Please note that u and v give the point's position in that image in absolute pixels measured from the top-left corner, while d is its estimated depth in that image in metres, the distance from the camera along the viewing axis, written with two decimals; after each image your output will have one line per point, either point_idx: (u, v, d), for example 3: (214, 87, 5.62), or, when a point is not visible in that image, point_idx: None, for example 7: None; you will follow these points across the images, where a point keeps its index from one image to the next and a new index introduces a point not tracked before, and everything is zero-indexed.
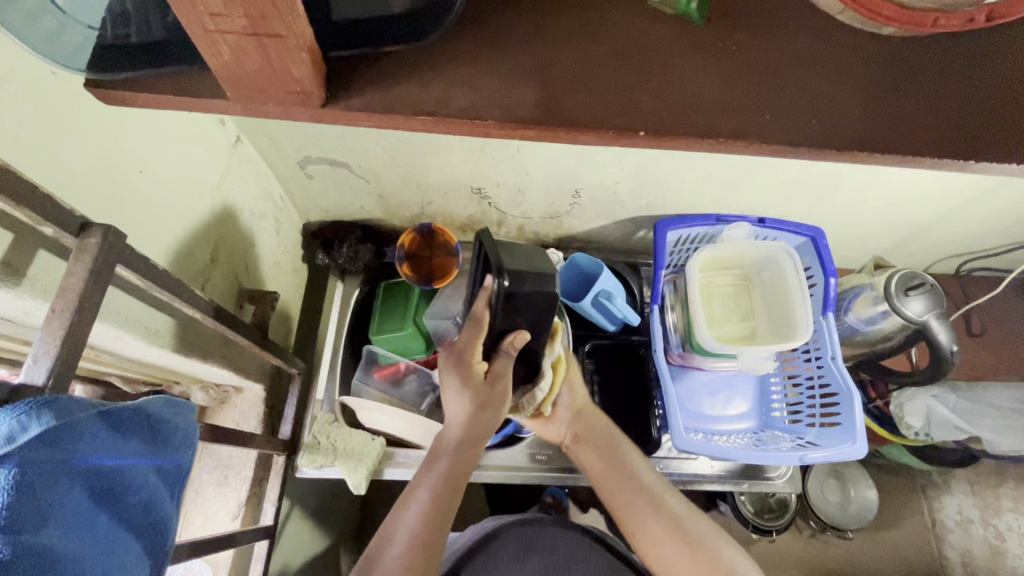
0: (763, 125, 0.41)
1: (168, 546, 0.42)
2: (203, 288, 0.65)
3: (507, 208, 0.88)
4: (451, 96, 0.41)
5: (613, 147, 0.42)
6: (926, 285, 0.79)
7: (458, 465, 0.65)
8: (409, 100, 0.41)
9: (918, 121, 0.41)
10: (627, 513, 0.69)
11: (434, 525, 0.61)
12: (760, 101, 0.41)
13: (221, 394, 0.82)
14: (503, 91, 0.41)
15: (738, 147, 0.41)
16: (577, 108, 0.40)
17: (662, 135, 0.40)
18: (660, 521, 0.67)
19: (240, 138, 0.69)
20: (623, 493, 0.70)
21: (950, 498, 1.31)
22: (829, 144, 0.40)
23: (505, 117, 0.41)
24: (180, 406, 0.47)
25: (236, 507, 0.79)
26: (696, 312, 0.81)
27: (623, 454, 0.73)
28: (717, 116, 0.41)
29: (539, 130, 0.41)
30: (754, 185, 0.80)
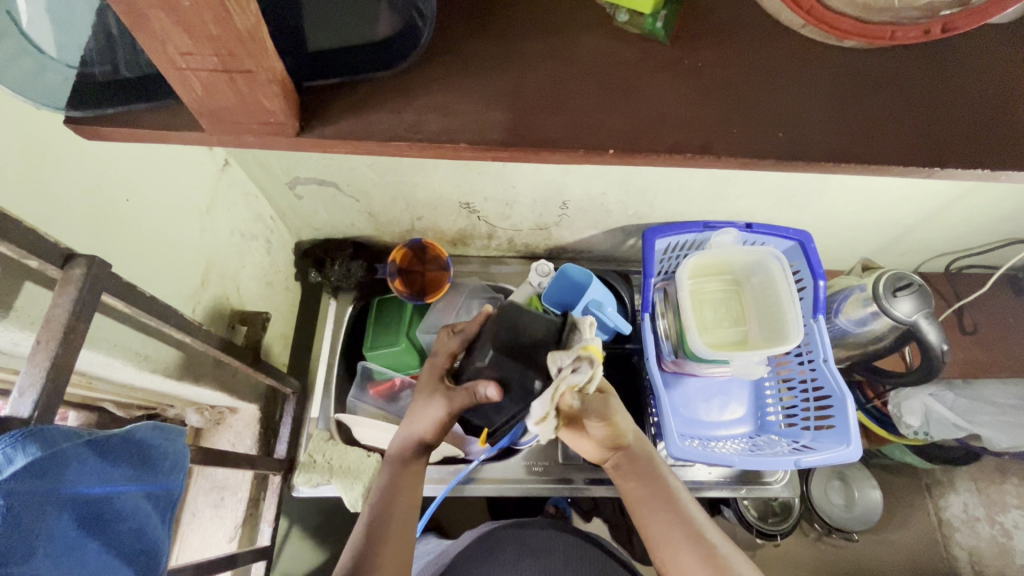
0: (730, 139, 0.41)
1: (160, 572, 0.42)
2: (194, 312, 0.66)
3: (496, 221, 0.89)
4: (423, 121, 0.42)
5: (587, 164, 0.43)
6: (914, 285, 0.80)
7: (407, 463, 0.65)
8: (382, 126, 0.42)
9: (882, 130, 0.42)
10: (660, 540, 0.61)
11: (393, 525, 0.60)
12: (727, 115, 0.42)
13: (216, 415, 0.81)
14: (474, 114, 0.42)
15: (707, 161, 0.41)
16: (547, 129, 0.41)
17: (631, 153, 0.41)
18: (699, 562, 0.58)
19: (228, 161, 0.70)
20: (664, 527, 0.61)
21: (955, 496, 1.32)
22: (799, 156, 0.41)
23: (476, 140, 0.41)
24: (170, 431, 0.47)
25: (233, 529, 0.79)
26: (687, 319, 0.81)
27: (654, 484, 0.63)
28: (684, 131, 0.41)
29: (513, 151, 0.41)
30: (738, 192, 0.81)
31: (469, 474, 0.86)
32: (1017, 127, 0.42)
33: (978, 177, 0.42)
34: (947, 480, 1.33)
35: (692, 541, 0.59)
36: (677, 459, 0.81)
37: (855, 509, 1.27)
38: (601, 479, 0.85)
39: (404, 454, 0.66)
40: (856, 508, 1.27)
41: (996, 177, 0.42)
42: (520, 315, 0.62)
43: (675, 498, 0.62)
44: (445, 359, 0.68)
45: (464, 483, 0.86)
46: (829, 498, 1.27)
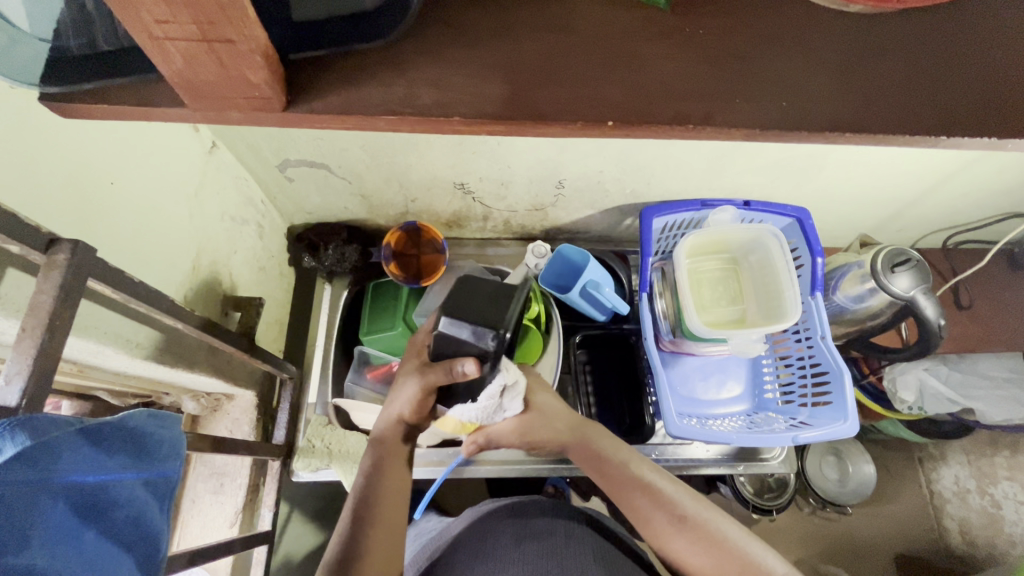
0: (734, 110, 0.40)
1: (162, 558, 0.42)
2: (186, 297, 0.64)
3: (491, 202, 0.88)
4: (415, 94, 0.40)
5: (585, 138, 0.42)
6: (912, 260, 0.80)
7: (386, 443, 0.64)
8: (373, 100, 0.40)
9: (887, 96, 0.41)
10: (639, 515, 0.66)
11: (379, 506, 0.60)
12: (730, 86, 0.41)
13: (213, 402, 0.80)
14: (468, 86, 0.41)
15: (710, 132, 0.40)
16: (544, 101, 0.40)
17: (629, 124, 0.40)
18: (674, 526, 0.63)
19: (215, 143, 0.68)
20: (637, 501, 0.66)
21: (947, 469, 1.39)
22: (801, 125, 0.40)
23: (469, 112, 0.40)
24: (166, 419, 0.46)
25: (234, 514, 0.77)
26: (685, 298, 0.82)
27: (619, 470, 0.68)
28: (687, 102, 0.40)
29: (509, 123, 0.40)
30: (735, 168, 0.80)
31: (468, 457, 0.86)
32: None
33: (981, 146, 0.41)
34: (940, 453, 1.40)
35: (664, 511, 0.64)
36: (675, 438, 0.81)
37: (848, 483, 1.32)
38: None
39: (387, 438, 0.64)
40: (849, 482, 1.32)
41: (1001, 145, 0.41)
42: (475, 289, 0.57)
43: (640, 474, 0.67)
44: (425, 337, 0.65)
45: (464, 465, 0.86)
46: (824, 473, 1.32)
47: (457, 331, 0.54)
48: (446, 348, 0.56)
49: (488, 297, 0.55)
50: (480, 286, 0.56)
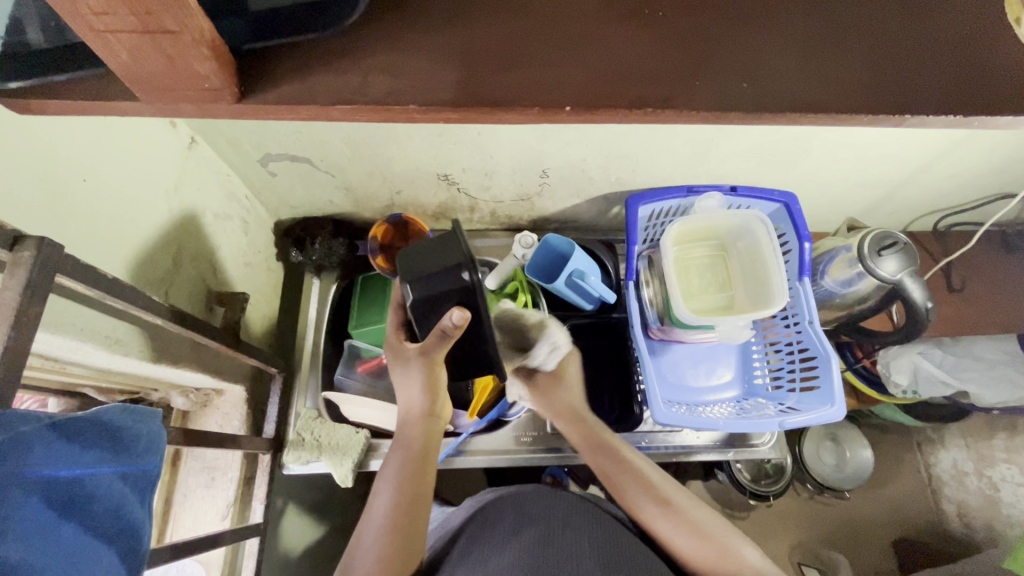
0: (693, 92, 0.40)
1: (143, 551, 0.44)
2: (166, 293, 0.64)
3: (476, 192, 0.88)
4: (370, 83, 0.40)
5: (545, 125, 0.42)
6: (899, 243, 0.79)
7: (410, 444, 0.65)
8: (328, 90, 0.40)
9: (851, 75, 0.40)
10: (627, 499, 0.69)
11: (402, 510, 0.61)
12: (690, 69, 0.40)
13: (202, 397, 0.80)
14: (424, 73, 0.40)
15: (669, 115, 0.40)
16: (499, 87, 0.40)
17: (585, 109, 0.39)
18: (658, 511, 0.67)
19: (194, 139, 0.68)
20: (624, 486, 0.69)
21: (946, 452, 1.39)
22: (762, 107, 0.40)
23: (423, 100, 0.40)
24: (142, 413, 0.47)
25: (225, 508, 0.77)
26: (671, 286, 0.82)
27: (610, 454, 0.72)
28: (646, 86, 0.40)
29: (464, 111, 0.40)
30: (720, 153, 0.80)
31: (458, 447, 0.87)
32: (992, 69, 0.40)
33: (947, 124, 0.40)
34: (938, 437, 1.41)
35: (650, 498, 0.67)
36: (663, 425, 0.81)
37: (846, 468, 1.33)
38: None
39: (418, 444, 0.65)
40: (848, 467, 1.33)
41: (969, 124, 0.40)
42: (416, 256, 0.60)
43: (626, 460, 0.71)
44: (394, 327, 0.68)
45: (454, 455, 0.87)
46: (822, 458, 1.33)
47: (433, 288, 0.58)
48: (433, 314, 0.60)
49: (437, 248, 0.59)
50: (422, 246, 0.60)
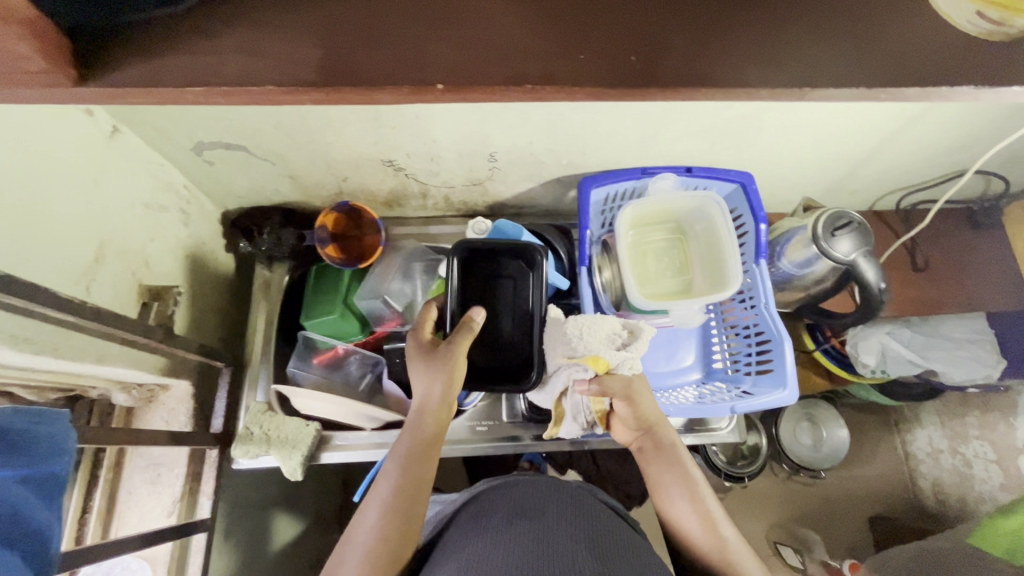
0: (579, 66, 0.38)
1: (53, 551, 0.46)
2: (89, 289, 0.62)
3: (425, 178, 0.86)
4: (223, 63, 0.39)
5: (423, 105, 0.40)
6: (853, 223, 0.78)
7: (423, 430, 0.69)
8: (175, 72, 0.38)
9: (742, 46, 0.39)
10: (661, 489, 0.71)
11: (405, 491, 0.64)
12: (574, 42, 0.39)
13: (147, 394, 0.78)
14: (285, 49, 0.38)
15: (551, 92, 0.38)
16: (366, 65, 0.38)
17: (460, 88, 0.38)
18: (687, 505, 0.68)
19: (117, 127, 0.66)
20: (664, 476, 0.71)
21: (922, 431, 1.40)
22: (638, 81, 0.38)
23: (282, 80, 0.38)
24: (45, 415, 0.48)
25: (171, 504, 0.76)
26: (624, 270, 0.80)
27: (663, 446, 0.72)
28: (527, 62, 0.38)
29: (326, 92, 0.38)
30: (670, 133, 0.78)
31: None
32: (888, 39, 0.39)
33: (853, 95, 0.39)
34: (914, 416, 1.42)
35: (685, 491, 0.69)
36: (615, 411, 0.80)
37: (823, 448, 1.34)
38: (547, 433, 0.87)
39: (408, 443, 0.68)
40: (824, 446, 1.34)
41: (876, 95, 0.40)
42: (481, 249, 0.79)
43: (677, 454, 0.71)
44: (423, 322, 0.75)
45: None
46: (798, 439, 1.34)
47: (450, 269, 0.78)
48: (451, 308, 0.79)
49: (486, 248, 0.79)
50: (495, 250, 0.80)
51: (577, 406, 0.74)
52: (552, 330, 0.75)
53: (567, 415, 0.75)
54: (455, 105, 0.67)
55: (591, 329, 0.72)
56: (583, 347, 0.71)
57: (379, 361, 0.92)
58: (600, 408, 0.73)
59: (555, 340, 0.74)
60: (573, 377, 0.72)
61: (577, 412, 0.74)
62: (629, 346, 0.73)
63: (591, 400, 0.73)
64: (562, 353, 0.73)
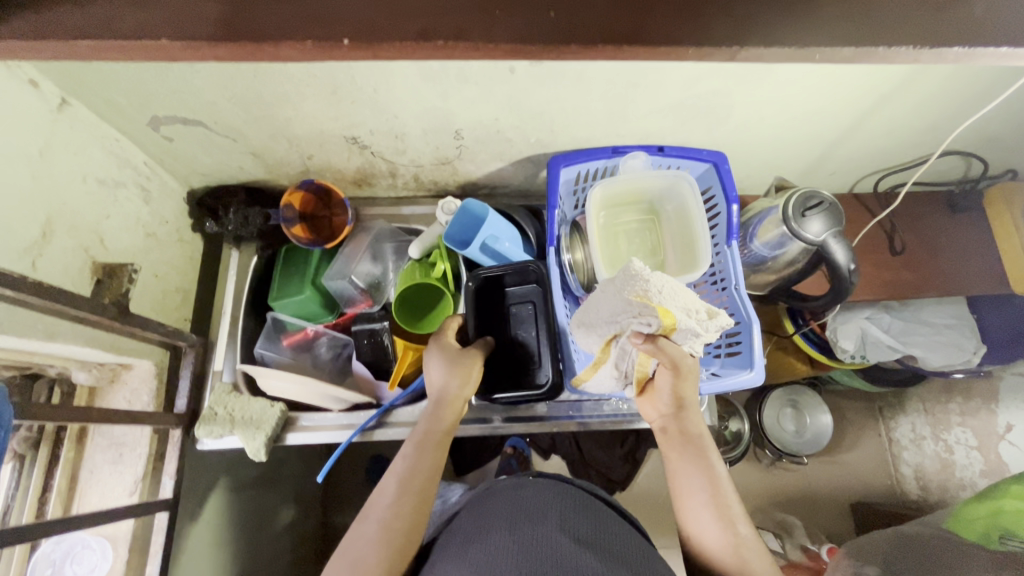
0: (492, 23, 0.41)
1: None
2: (36, 264, 0.61)
3: (392, 156, 0.84)
4: (117, 18, 0.41)
5: (335, 63, 0.43)
6: (823, 204, 0.76)
7: (441, 420, 0.71)
8: (65, 23, 0.41)
9: (633, 13, 0.42)
10: (684, 488, 0.67)
11: (420, 475, 0.66)
12: (486, 2, 0.42)
13: (109, 373, 0.77)
14: (185, 7, 0.41)
15: (461, 48, 0.41)
16: (270, 22, 0.41)
17: (365, 43, 0.41)
18: (708, 508, 0.65)
19: (65, 100, 0.64)
20: (687, 475, 0.68)
21: (905, 417, 1.41)
22: (525, 41, 0.41)
23: (177, 35, 0.41)
24: None
25: (133, 483, 0.76)
26: (593, 250, 0.79)
27: (689, 446, 0.69)
28: (436, 18, 0.41)
29: (230, 46, 0.41)
30: (640, 111, 0.76)
31: (379, 418, 0.84)
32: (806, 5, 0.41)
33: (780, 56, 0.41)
34: (899, 402, 1.42)
35: (707, 493, 0.66)
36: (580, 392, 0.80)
37: (806, 433, 1.34)
38: (515, 416, 0.86)
39: (424, 430, 0.70)
40: (807, 432, 1.35)
41: (809, 56, 0.41)
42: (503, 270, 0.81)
43: (707, 454, 0.68)
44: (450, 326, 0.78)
45: (375, 427, 0.84)
46: (782, 425, 1.34)
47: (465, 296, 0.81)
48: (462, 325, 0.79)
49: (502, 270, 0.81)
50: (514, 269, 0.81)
51: (624, 353, 0.68)
52: (627, 277, 0.65)
53: (610, 360, 0.69)
54: (414, 79, 0.66)
55: (671, 292, 0.64)
56: (659, 300, 0.63)
57: (349, 342, 0.93)
58: (644, 369, 0.68)
59: (626, 289, 0.65)
60: (631, 326, 0.65)
61: (621, 358, 0.69)
62: (703, 325, 0.64)
63: (641, 355, 0.67)
64: (630, 301, 0.64)
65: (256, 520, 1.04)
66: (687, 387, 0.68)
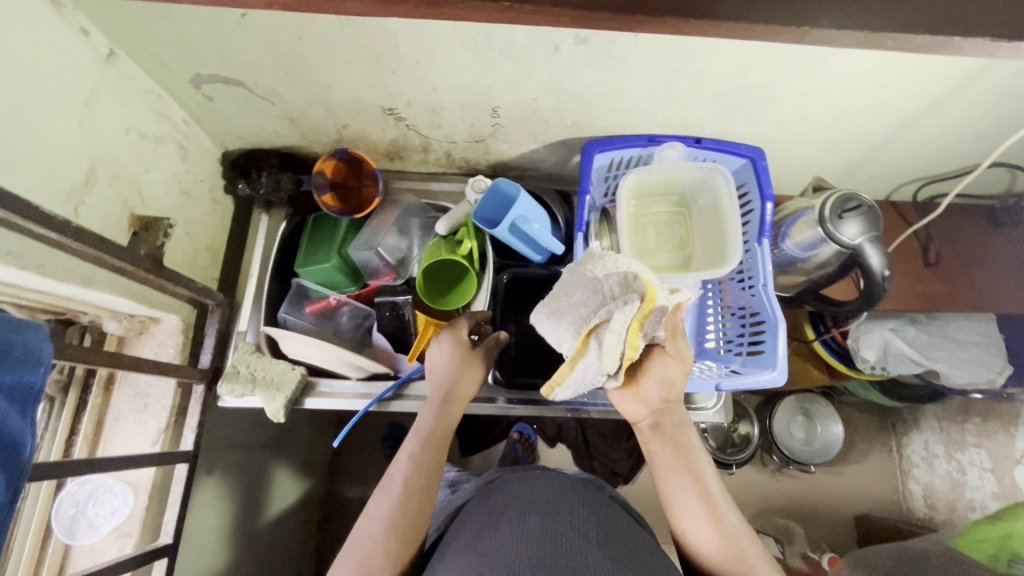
0: None
1: (23, 458, 0.48)
2: (77, 211, 0.62)
3: (427, 130, 0.84)
4: None
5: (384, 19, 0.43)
6: (862, 207, 0.75)
7: (448, 417, 0.73)
8: None
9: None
10: (670, 484, 0.68)
11: (425, 472, 0.67)
12: None
13: (138, 324, 0.79)
14: None
15: (516, 10, 0.41)
16: None
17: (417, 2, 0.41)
18: (697, 505, 0.65)
19: (114, 52, 0.65)
20: (675, 471, 0.68)
21: (918, 435, 1.38)
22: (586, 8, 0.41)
23: None
24: (22, 325, 0.49)
25: (156, 433, 0.78)
26: (621, 239, 0.78)
27: (674, 440, 0.69)
28: None
29: None
30: (682, 99, 0.74)
31: (396, 391, 0.86)
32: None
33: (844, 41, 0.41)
34: (913, 419, 1.39)
35: (696, 491, 0.66)
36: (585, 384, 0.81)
37: (814, 442, 1.33)
38: (525, 399, 0.86)
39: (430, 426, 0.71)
40: (816, 442, 1.33)
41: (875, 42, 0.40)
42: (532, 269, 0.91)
43: (689, 448, 0.68)
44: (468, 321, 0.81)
45: (391, 398, 0.86)
46: (791, 432, 1.32)
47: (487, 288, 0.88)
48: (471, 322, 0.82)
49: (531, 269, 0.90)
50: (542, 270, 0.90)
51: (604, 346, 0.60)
52: (593, 261, 0.65)
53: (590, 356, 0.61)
54: (456, 51, 0.65)
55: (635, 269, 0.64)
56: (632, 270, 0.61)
57: (371, 314, 0.92)
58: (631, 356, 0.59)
59: (595, 270, 0.63)
60: (612, 306, 0.59)
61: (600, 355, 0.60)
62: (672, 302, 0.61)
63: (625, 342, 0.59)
64: (602, 278, 0.62)
65: (267, 480, 1.06)
66: (678, 384, 0.67)
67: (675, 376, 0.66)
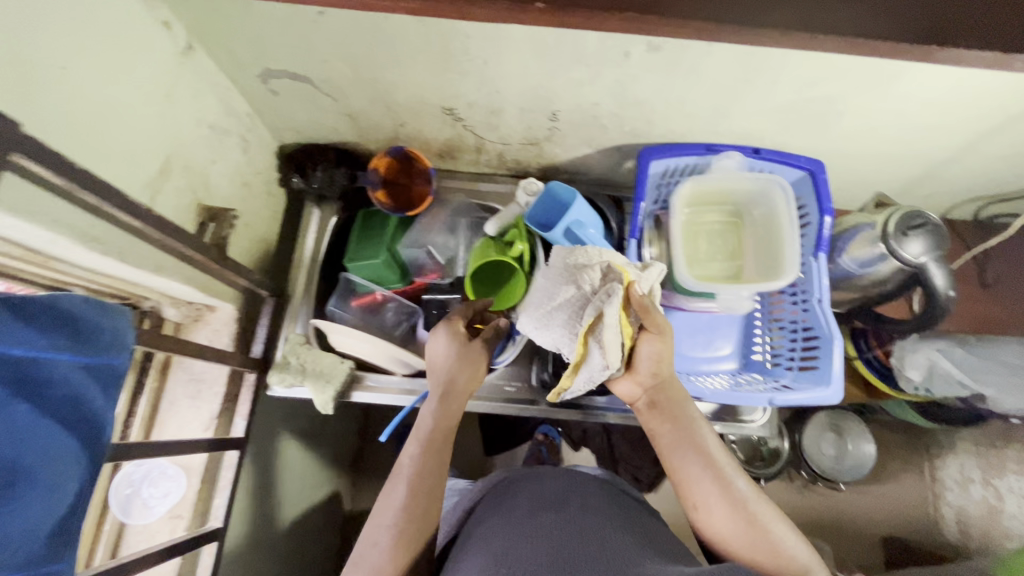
0: None
1: (104, 438, 0.52)
2: (153, 200, 0.64)
3: (483, 131, 0.84)
4: None
5: None
6: (929, 224, 0.73)
7: (449, 410, 0.70)
8: None
9: None
10: (683, 471, 0.64)
11: (428, 471, 0.65)
12: None
13: (195, 312, 0.81)
14: None
15: None
16: None
17: None
18: (713, 488, 0.62)
19: (191, 46, 0.66)
20: (684, 456, 0.64)
21: (953, 458, 1.35)
22: None
23: None
24: (109, 310, 0.54)
25: (209, 420, 0.80)
26: (676, 248, 0.77)
27: (677, 421, 0.66)
28: None
29: None
30: (747, 109, 0.73)
31: None
32: None
33: None
34: (948, 442, 1.35)
35: (711, 473, 0.62)
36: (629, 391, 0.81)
37: (845, 459, 1.30)
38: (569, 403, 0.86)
39: (431, 424, 0.69)
40: (846, 458, 1.30)
41: None
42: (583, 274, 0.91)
43: (694, 427, 0.66)
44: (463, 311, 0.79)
45: None
46: (822, 449, 1.30)
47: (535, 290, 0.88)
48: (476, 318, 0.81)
49: None
50: None
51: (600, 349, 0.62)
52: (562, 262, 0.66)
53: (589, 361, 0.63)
54: (526, 55, 0.65)
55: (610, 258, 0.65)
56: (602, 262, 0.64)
57: (416, 311, 0.92)
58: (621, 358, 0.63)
59: (570, 265, 0.65)
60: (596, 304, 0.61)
61: (602, 355, 0.61)
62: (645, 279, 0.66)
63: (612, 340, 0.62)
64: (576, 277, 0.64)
65: (302, 469, 1.08)
66: (665, 358, 0.65)
67: (662, 354, 0.64)
